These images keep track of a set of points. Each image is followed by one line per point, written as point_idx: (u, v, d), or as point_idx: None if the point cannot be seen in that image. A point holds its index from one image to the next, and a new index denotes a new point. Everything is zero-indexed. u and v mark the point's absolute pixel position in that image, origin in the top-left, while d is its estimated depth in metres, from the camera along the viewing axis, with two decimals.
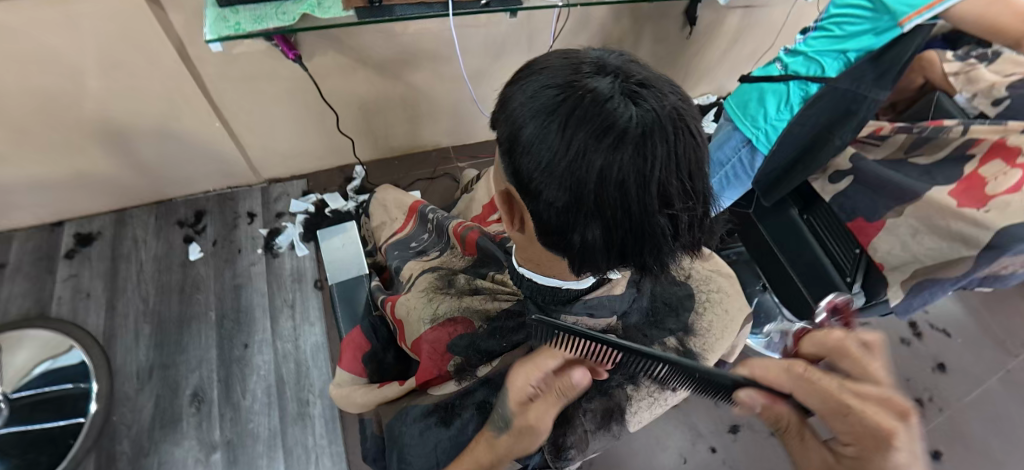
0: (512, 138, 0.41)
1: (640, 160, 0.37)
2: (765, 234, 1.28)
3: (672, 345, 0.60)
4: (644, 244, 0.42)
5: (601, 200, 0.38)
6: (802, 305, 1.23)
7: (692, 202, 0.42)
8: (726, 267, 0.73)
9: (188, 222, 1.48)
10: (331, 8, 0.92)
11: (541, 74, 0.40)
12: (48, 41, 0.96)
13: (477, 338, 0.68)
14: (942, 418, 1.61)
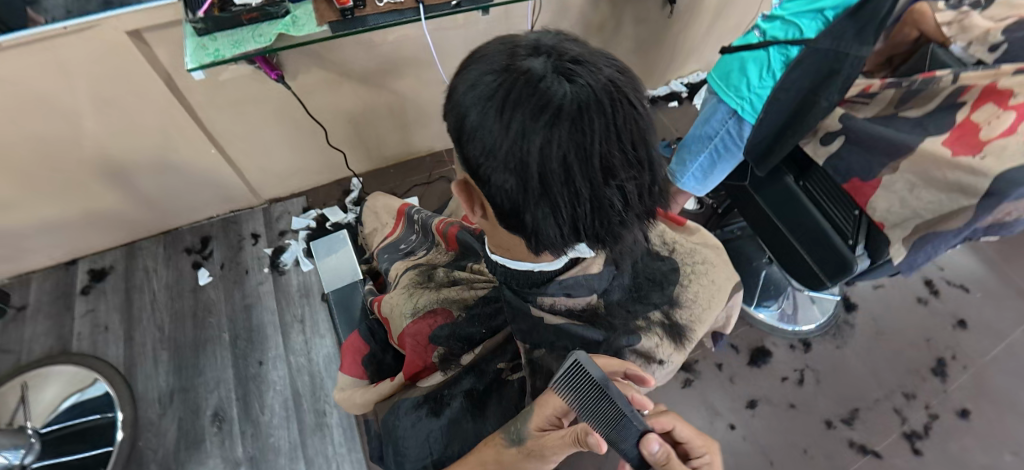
0: (459, 126, 0.42)
1: (578, 136, 0.37)
2: (763, 203, 1.26)
3: (656, 319, 0.64)
4: (596, 216, 0.44)
5: (546, 178, 0.39)
6: (806, 272, 1.23)
7: (640, 171, 0.43)
8: (711, 240, 0.77)
9: (195, 248, 1.52)
10: (305, 25, 0.92)
11: (479, 61, 0.41)
12: (40, 86, 0.99)
13: (457, 326, 0.70)
14: (967, 375, 1.58)
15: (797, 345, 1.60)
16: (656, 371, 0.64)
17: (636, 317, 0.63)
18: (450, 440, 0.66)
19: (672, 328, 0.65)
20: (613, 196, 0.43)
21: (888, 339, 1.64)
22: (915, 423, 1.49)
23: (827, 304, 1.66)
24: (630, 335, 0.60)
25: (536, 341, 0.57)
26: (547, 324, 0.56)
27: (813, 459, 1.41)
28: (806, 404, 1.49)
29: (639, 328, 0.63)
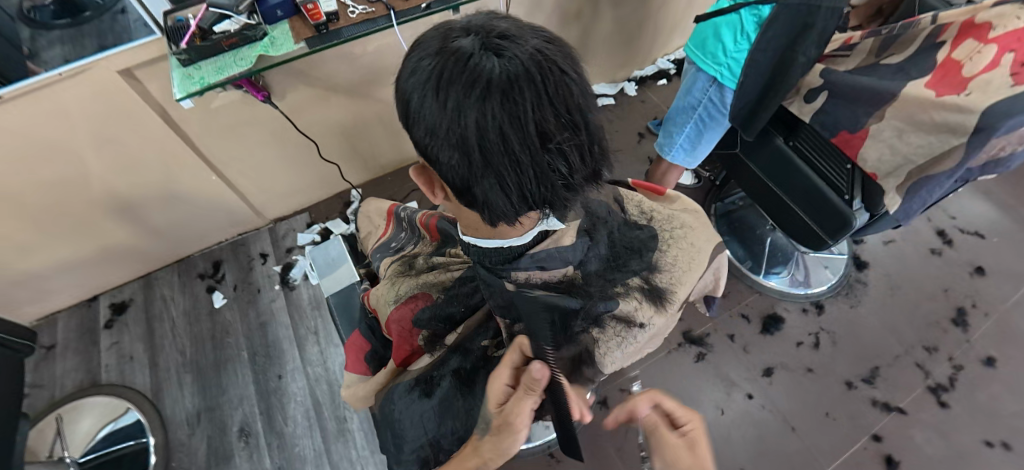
0: (406, 111, 0.44)
1: (511, 105, 0.40)
2: (756, 168, 1.26)
3: (634, 285, 0.66)
4: (544, 184, 0.45)
5: (486, 150, 0.41)
6: (805, 230, 1.21)
7: (581, 134, 0.45)
8: (693, 205, 0.76)
9: (208, 273, 1.57)
10: (283, 44, 0.94)
11: (417, 50, 0.43)
12: (43, 132, 1.03)
13: (437, 307, 0.72)
14: (990, 322, 1.55)
15: (809, 309, 1.57)
16: (638, 335, 0.68)
17: (615, 284, 0.65)
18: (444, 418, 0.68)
19: (652, 292, 0.67)
20: (558, 163, 0.45)
21: (904, 293, 1.61)
22: (939, 375, 1.47)
23: (837, 265, 1.64)
24: (608, 301, 0.64)
25: (516, 316, 0.60)
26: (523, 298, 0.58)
27: (836, 421, 1.38)
28: (824, 368, 1.47)
29: (618, 294, 0.65)
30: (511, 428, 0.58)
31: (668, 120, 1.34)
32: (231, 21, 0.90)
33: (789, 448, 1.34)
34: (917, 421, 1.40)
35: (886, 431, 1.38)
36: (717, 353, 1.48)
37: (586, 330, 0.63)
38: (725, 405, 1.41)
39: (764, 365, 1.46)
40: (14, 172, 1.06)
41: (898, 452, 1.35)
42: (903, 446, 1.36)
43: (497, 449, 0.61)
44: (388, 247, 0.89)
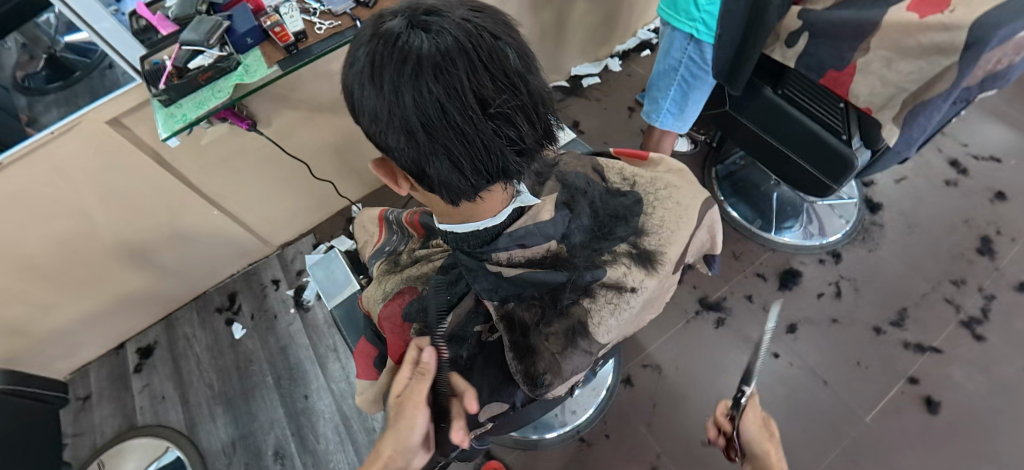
0: (352, 104, 0.46)
1: (443, 77, 0.40)
2: (749, 123, 1.23)
3: (622, 251, 0.65)
4: (496, 153, 0.45)
5: (428, 126, 0.42)
6: (806, 177, 1.19)
7: (525, 97, 0.45)
8: (675, 164, 0.75)
9: (225, 306, 1.60)
10: (257, 70, 0.95)
11: (353, 40, 0.45)
12: (45, 192, 1.03)
13: (424, 299, 0.68)
14: (1017, 247, 1.51)
15: (827, 259, 1.53)
16: (632, 300, 0.64)
17: (601, 253, 0.64)
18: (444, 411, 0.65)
19: (641, 255, 0.65)
20: (505, 129, 0.45)
21: (924, 230, 1.56)
22: (970, 308, 1.42)
23: (850, 211, 1.60)
24: (595, 270, 0.63)
25: (504, 295, 0.61)
26: (506, 277, 0.61)
27: (869, 369, 1.35)
28: (850, 317, 1.43)
29: (606, 261, 0.64)
30: (407, 414, 0.59)
31: (651, 88, 1.33)
32: (205, 56, 0.89)
33: (824, 402, 1.31)
34: (953, 358, 1.36)
35: (923, 372, 1.34)
36: (734, 315, 1.44)
37: (576, 301, 0.63)
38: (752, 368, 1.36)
39: (786, 321, 1.42)
40: (25, 236, 1.08)
41: (937, 392, 1.31)
42: (942, 385, 1.32)
43: (400, 441, 0.58)
44: (381, 251, 0.88)
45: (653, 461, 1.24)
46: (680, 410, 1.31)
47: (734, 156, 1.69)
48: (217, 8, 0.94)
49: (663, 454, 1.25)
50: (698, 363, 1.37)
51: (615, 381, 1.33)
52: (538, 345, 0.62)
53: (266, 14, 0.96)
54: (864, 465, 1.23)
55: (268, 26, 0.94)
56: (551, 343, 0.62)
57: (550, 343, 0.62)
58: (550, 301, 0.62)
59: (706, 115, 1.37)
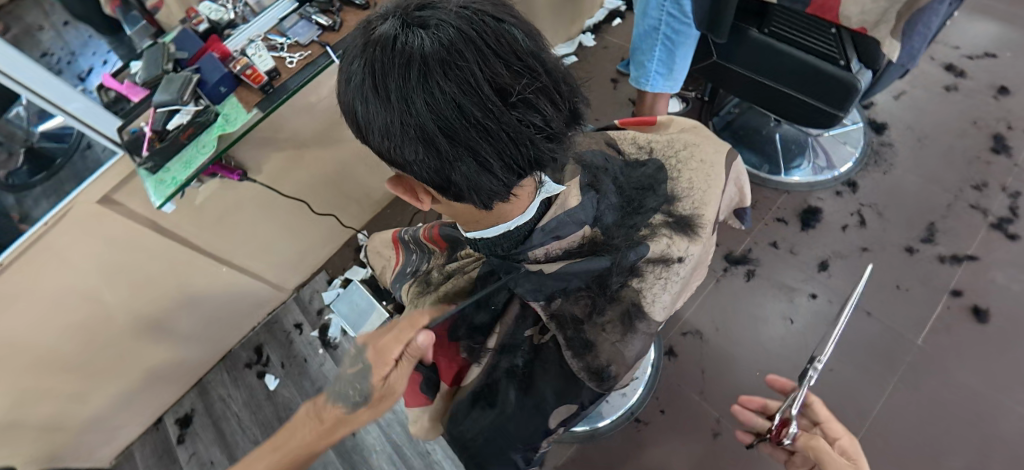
0: (357, 125, 0.44)
1: (452, 72, 0.38)
2: (742, 69, 1.20)
3: (659, 221, 0.66)
4: (523, 142, 0.43)
5: (447, 129, 0.39)
6: (811, 111, 1.15)
7: (539, 76, 0.43)
8: (689, 123, 0.77)
9: (253, 360, 1.58)
10: (235, 117, 0.91)
11: (343, 57, 0.43)
12: (52, 283, 1.01)
13: (467, 316, 0.66)
14: None
15: (844, 190, 1.49)
16: (680, 269, 0.66)
17: (638, 228, 0.65)
18: (506, 427, 0.67)
19: (678, 222, 0.67)
20: (528, 115, 0.42)
21: (934, 140, 1.52)
22: (997, 209, 1.39)
23: (855, 136, 1.56)
24: (638, 247, 0.63)
25: (550, 293, 0.60)
26: (548, 274, 0.60)
27: (910, 291, 1.32)
28: (879, 243, 1.39)
29: (645, 236, 0.64)
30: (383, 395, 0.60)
31: (634, 53, 1.31)
32: (182, 113, 0.85)
33: (872, 333, 1.28)
34: (991, 262, 1.33)
35: (964, 283, 1.31)
36: (764, 263, 1.41)
37: (625, 284, 0.64)
38: (793, 312, 1.33)
39: (817, 259, 1.39)
40: (42, 331, 1.06)
41: (983, 300, 1.28)
42: (986, 292, 1.29)
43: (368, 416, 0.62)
44: (404, 273, 0.85)
45: (714, 426, 1.22)
46: (729, 371, 1.28)
47: (729, 105, 1.65)
48: (183, 64, 0.90)
49: (722, 419, 1.23)
50: (737, 320, 1.34)
51: (659, 356, 1.30)
52: (594, 337, 0.63)
53: (234, 59, 0.93)
54: (925, 388, 1.20)
55: (238, 70, 0.91)
56: (608, 333, 0.64)
57: (607, 333, 0.64)
58: (598, 289, 0.62)
59: (694, 71, 1.33)
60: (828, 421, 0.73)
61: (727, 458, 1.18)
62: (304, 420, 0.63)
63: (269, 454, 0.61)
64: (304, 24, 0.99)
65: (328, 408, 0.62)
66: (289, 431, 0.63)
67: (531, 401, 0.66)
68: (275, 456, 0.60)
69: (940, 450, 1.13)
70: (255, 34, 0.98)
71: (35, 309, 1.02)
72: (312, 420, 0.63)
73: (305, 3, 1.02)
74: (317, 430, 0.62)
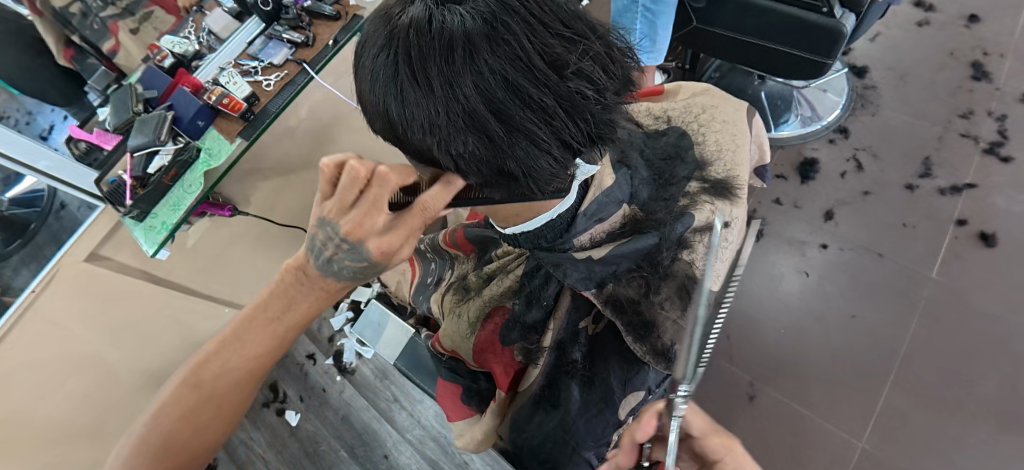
0: (393, 119, 0.46)
1: (501, 49, 0.40)
2: (723, 30, 1.19)
3: (695, 187, 0.74)
4: (577, 112, 0.45)
5: (500, 109, 0.42)
6: (798, 63, 1.14)
7: (584, 44, 0.45)
8: (703, 88, 0.85)
9: (269, 398, 1.41)
10: (220, 151, 0.88)
11: (371, 50, 0.44)
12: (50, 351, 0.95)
13: (518, 316, 0.75)
14: (1009, 62, 1.49)
15: (836, 137, 1.49)
16: (728, 234, 0.72)
17: (676, 199, 0.72)
18: (574, 427, 0.71)
19: (715, 186, 0.74)
20: (579, 85, 0.45)
21: (915, 76, 1.52)
22: (987, 135, 1.40)
23: (838, 85, 1.55)
24: (683, 218, 0.69)
25: (600, 280, 0.67)
26: (596, 259, 0.66)
27: (916, 227, 1.32)
28: (879, 184, 1.40)
29: (687, 207, 0.71)
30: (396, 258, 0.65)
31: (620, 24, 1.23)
32: (162, 154, 0.81)
33: (887, 274, 1.28)
34: (990, 188, 1.34)
35: (968, 212, 1.32)
36: (770, 221, 1.41)
37: (674, 259, 0.69)
38: (807, 266, 1.33)
39: (821, 209, 1.39)
40: None
41: (988, 225, 1.29)
42: (991, 218, 1.30)
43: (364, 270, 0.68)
44: (425, 284, 0.92)
45: (748, 390, 1.22)
46: (754, 333, 1.27)
47: (710, 70, 1.63)
48: (154, 103, 0.86)
49: (756, 382, 1.22)
50: (752, 282, 1.33)
51: None
52: (657, 316, 0.67)
53: (207, 90, 0.86)
54: (948, 319, 1.20)
55: (214, 101, 0.85)
56: (668, 309, 0.68)
57: (667, 310, 0.68)
58: (649, 267, 0.69)
59: (675, 38, 1.31)
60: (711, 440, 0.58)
61: (767, 419, 1.18)
62: (292, 297, 0.67)
63: (260, 330, 0.67)
64: (275, 43, 0.92)
65: (318, 284, 0.66)
66: (277, 304, 0.68)
67: (599, 391, 0.71)
68: (267, 332, 0.67)
69: (972, 377, 1.14)
70: (226, 62, 0.91)
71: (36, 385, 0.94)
72: (301, 299, 0.67)
73: (272, 22, 0.94)
74: (309, 309, 0.68)
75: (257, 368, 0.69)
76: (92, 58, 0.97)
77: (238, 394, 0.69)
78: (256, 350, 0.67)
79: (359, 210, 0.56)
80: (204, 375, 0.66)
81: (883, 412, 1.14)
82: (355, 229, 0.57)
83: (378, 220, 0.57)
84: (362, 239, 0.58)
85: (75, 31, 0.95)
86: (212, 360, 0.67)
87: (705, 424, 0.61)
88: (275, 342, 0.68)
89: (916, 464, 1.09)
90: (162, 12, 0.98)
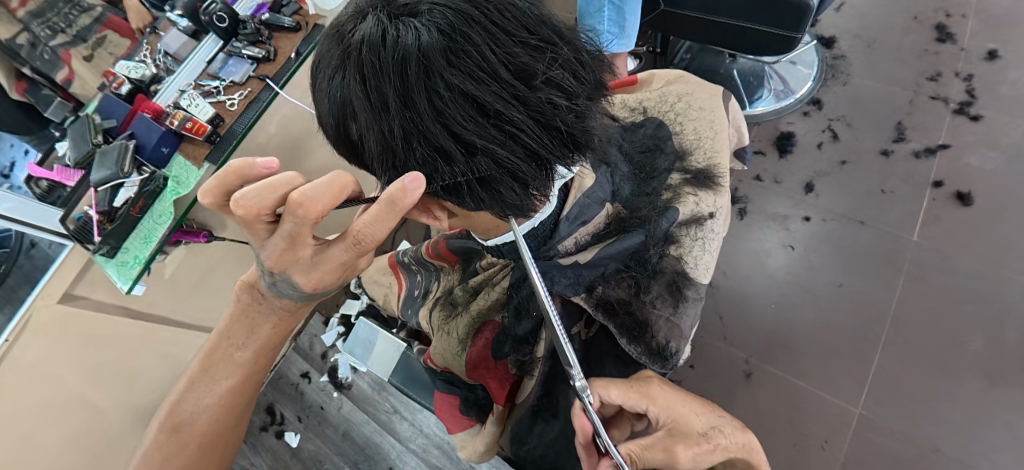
0: (355, 139, 0.45)
1: (459, 62, 0.40)
2: (692, 12, 1.18)
3: (678, 178, 0.73)
4: (551, 124, 0.44)
5: (464, 127, 0.41)
6: (767, 39, 1.14)
7: (550, 51, 0.44)
8: (679, 76, 0.84)
9: (267, 421, 1.38)
10: (189, 177, 0.84)
11: (327, 71, 0.44)
12: (41, 397, 0.90)
13: (509, 328, 0.74)
14: (972, 21, 1.51)
15: (810, 109, 1.50)
16: (713, 224, 0.72)
17: (659, 193, 0.71)
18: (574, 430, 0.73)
19: (697, 177, 0.74)
20: (550, 94, 0.43)
21: (882, 43, 1.54)
22: (956, 96, 1.43)
23: (808, 57, 1.55)
24: (667, 213, 0.68)
25: (588, 283, 0.66)
26: (583, 264, 0.66)
27: (895, 192, 1.34)
28: (855, 153, 1.41)
29: (671, 200, 0.71)
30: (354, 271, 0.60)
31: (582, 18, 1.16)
32: (127, 186, 0.78)
33: (870, 241, 1.30)
34: (962, 147, 1.36)
35: (943, 173, 1.34)
36: (752, 198, 1.41)
37: (662, 256, 0.69)
38: (792, 239, 1.34)
39: (802, 182, 1.40)
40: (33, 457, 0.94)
41: (964, 184, 1.32)
42: (965, 176, 1.33)
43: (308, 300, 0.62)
44: (413, 297, 0.90)
45: (744, 367, 1.23)
46: (745, 310, 1.28)
47: (681, 51, 1.63)
48: (115, 132, 0.82)
49: (751, 359, 1.23)
50: (739, 261, 1.34)
51: None
52: (649, 315, 0.68)
53: (169, 114, 0.82)
54: (932, 279, 1.23)
55: (177, 126, 0.81)
56: (659, 305, 0.68)
57: (658, 306, 0.68)
58: (639, 266, 0.67)
59: (644, 23, 1.31)
60: (628, 397, 0.60)
61: (765, 394, 1.19)
62: (252, 323, 0.63)
63: (225, 362, 0.65)
64: (236, 61, 0.89)
65: (278, 305, 0.62)
66: (238, 331, 0.64)
67: None
68: (235, 363, 0.65)
69: (959, 335, 1.17)
70: (186, 83, 0.87)
71: (26, 438, 0.88)
72: (261, 322, 0.63)
73: (230, 38, 0.90)
74: (274, 330, 0.65)
75: (235, 400, 0.67)
76: (47, 89, 0.94)
77: (222, 430, 0.68)
78: (227, 384, 0.66)
79: (279, 244, 0.50)
80: (180, 418, 0.65)
81: (877, 377, 1.16)
82: (277, 262, 0.53)
83: (303, 250, 0.52)
84: (290, 269, 0.54)
85: (25, 63, 0.94)
86: (186, 400, 0.65)
87: (620, 390, 0.60)
88: (244, 371, 0.66)
89: (912, 425, 1.11)
90: (115, 36, 0.96)
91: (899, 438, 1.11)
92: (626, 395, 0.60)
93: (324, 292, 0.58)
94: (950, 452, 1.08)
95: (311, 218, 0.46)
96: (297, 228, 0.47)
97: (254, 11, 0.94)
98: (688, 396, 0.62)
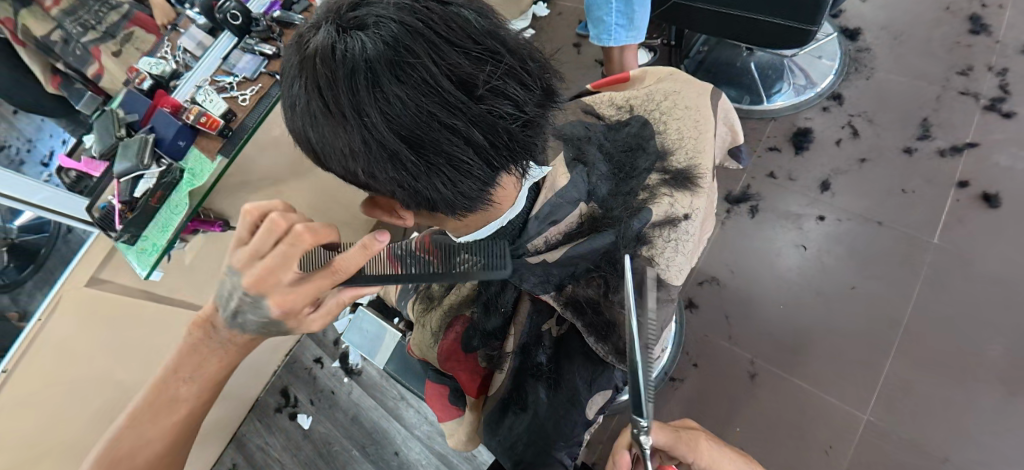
0: (316, 146, 0.48)
1: (402, 74, 0.42)
2: (706, 5, 1.16)
3: (657, 177, 0.73)
4: (495, 131, 0.46)
5: (412, 131, 0.43)
6: (783, 32, 1.11)
7: (495, 60, 0.45)
8: (669, 74, 0.83)
9: (282, 403, 1.44)
10: (203, 171, 0.87)
11: (289, 78, 0.47)
12: (66, 374, 0.93)
13: (479, 323, 0.77)
14: (1009, 12, 1.43)
15: (830, 105, 1.45)
16: (688, 227, 0.71)
17: (636, 194, 0.72)
18: (545, 427, 0.72)
19: (676, 178, 0.73)
20: (496, 104, 0.45)
21: (910, 36, 1.47)
22: (988, 92, 1.36)
23: (830, 49, 1.50)
24: (639, 214, 0.69)
25: (558, 282, 0.67)
26: (551, 262, 0.67)
27: (916, 193, 1.29)
28: (876, 150, 1.36)
29: (645, 201, 0.71)
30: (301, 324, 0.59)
31: (590, 9, 1.14)
32: (147, 177, 0.81)
33: (887, 243, 1.26)
34: (991, 146, 1.30)
35: (968, 173, 1.28)
36: (764, 195, 1.38)
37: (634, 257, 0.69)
38: (804, 239, 1.31)
39: (818, 180, 1.36)
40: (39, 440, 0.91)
41: (991, 185, 1.26)
42: (992, 177, 1.27)
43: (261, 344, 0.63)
44: (406, 288, 0.91)
45: (749, 368, 1.21)
46: (753, 310, 1.26)
47: (697, 44, 1.59)
48: (138, 126, 0.86)
49: (756, 359, 1.22)
50: (750, 259, 1.32)
51: (681, 312, 1.27)
52: (620, 318, 0.67)
53: (186, 109, 0.85)
54: (950, 283, 1.18)
55: (193, 120, 0.84)
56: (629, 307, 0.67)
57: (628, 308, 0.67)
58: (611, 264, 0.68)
59: (655, 15, 1.28)
60: (682, 447, 0.63)
61: (770, 396, 1.18)
62: (200, 358, 0.61)
63: (171, 399, 0.60)
64: (249, 57, 0.92)
65: (227, 338, 0.60)
66: (184, 365, 0.61)
67: (565, 392, 0.72)
68: (178, 400, 0.60)
69: (978, 343, 1.12)
70: (203, 79, 0.91)
71: (43, 412, 0.91)
72: (211, 358, 0.61)
73: (243, 35, 0.94)
74: (223, 365, 0.62)
75: (182, 433, 0.62)
76: (78, 84, 0.99)
77: (175, 449, 0.62)
78: (174, 419, 0.60)
79: (262, 264, 0.52)
80: (123, 450, 0.58)
81: (886, 382, 1.13)
82: (257, 282, 0.53)
83: (284, 275, 0.53)
84: (264, 293, 0.54)
85: (59, 58, 0.98)
86: (125, 436, 0.58)
87: (669, 437, 0.63)
88: (193, 406, 0.61)
89: (922, 433, 1.08)
90: (141, 32, 1.00)
91: (907, 446, 1.08)
92: (677, 443, 0.63)
93: (283, 322, 0.58)
94: (960, 462, 1.05)
95: (305, 243, 0.52)
96: (292, 251, 0.52)
97: (267, 8, 0.98)
98: (734, 453, 0.66)
